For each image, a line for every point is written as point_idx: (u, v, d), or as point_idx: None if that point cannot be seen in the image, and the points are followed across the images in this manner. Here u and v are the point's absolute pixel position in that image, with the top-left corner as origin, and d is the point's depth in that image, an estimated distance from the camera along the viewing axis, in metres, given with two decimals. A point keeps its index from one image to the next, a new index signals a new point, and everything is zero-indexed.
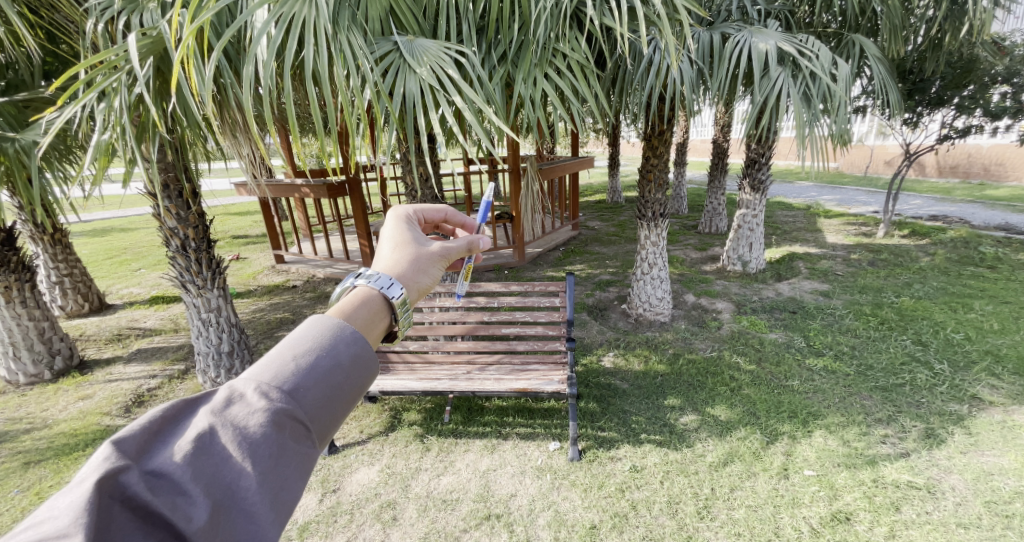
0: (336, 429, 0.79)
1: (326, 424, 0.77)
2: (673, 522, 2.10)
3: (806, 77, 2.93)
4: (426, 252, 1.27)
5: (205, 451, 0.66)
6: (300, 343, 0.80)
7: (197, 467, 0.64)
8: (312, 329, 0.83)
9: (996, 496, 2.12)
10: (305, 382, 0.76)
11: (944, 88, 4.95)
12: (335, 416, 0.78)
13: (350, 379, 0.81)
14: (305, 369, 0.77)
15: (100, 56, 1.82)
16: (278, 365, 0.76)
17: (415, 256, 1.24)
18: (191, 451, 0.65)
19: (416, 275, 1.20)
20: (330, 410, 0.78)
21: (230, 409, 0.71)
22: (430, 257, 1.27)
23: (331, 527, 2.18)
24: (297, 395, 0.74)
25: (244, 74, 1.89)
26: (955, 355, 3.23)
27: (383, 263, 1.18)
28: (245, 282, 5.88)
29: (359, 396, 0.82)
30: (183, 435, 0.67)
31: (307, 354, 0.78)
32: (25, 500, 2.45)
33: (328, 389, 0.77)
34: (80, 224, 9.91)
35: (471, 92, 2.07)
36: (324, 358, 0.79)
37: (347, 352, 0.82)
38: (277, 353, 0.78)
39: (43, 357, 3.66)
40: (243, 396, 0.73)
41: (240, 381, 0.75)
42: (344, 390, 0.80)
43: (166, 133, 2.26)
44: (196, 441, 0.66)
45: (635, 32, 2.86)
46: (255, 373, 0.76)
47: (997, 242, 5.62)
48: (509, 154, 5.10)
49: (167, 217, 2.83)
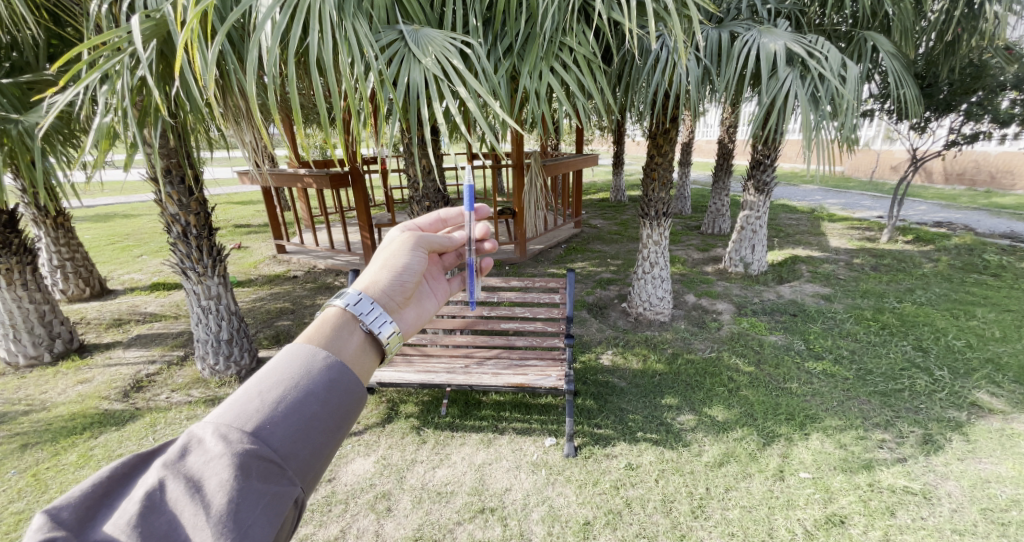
0: (309, 462, 0.81)
1: (297, 457, 0.79)
2: (666, 520, 2.10)
3: (814, 79, 2.90)
4: (390, 251, 1.33)
5: (157, 506, 0.70)
6: (265, 378, 0.84)
7: (148, 524, 0.67)
8: (280, 361, 0.87)
9: (992, 504, 2.11)
10: (269, 420, 0.79)
11: (953, 94, 4.88)
12: (307, 448, 0.81)
13: (324, 408, 0.84)
14: (269, 407, 0.80)
15: (103, 37, 1.81)
16: (243, 405, 0.80)
17: (378, 260, 1.31)
18: (142, 508, 0.69)
19: (377, 276, 1.26)
20: (301, 442, 0.80)
21: (185, 459, 0.75)
22: (394, 257, 1.31)
23: (325, 516, 2.19)
24: (260, 434, 0.78)
25: (249, 60, 1.88)
26: (955, 361, 3.21)
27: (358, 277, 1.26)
28: (246, 271, 5.88)
29: (334, 423, 0.85)
30: (135, 491, 0.71)
31: (271, 390, 0.82)
32: (21, 481, 2.47)
33: (296, 422, 0.80)
34: (82, 210, 9.95)
35: (476, 84, 2.05)
36: (293, 392, 0.83)
37: (320, 381, 0.86)
38: (240, 394, 0.82)
39: (43, 340, 3.67)
40: (202, 443, 0.76)
41: (202, 425, 0.79)
42: (318, 420, 0.83)
43: (168, 118, 2.24)
44: (146, 498, 0.70)
45: (644, 28, 2.83)
46: (216, 417, 0.80)
47: (1002, 250, 5.59)
48: (513, 148, 5.07)
49: (169, 203, 2.83)
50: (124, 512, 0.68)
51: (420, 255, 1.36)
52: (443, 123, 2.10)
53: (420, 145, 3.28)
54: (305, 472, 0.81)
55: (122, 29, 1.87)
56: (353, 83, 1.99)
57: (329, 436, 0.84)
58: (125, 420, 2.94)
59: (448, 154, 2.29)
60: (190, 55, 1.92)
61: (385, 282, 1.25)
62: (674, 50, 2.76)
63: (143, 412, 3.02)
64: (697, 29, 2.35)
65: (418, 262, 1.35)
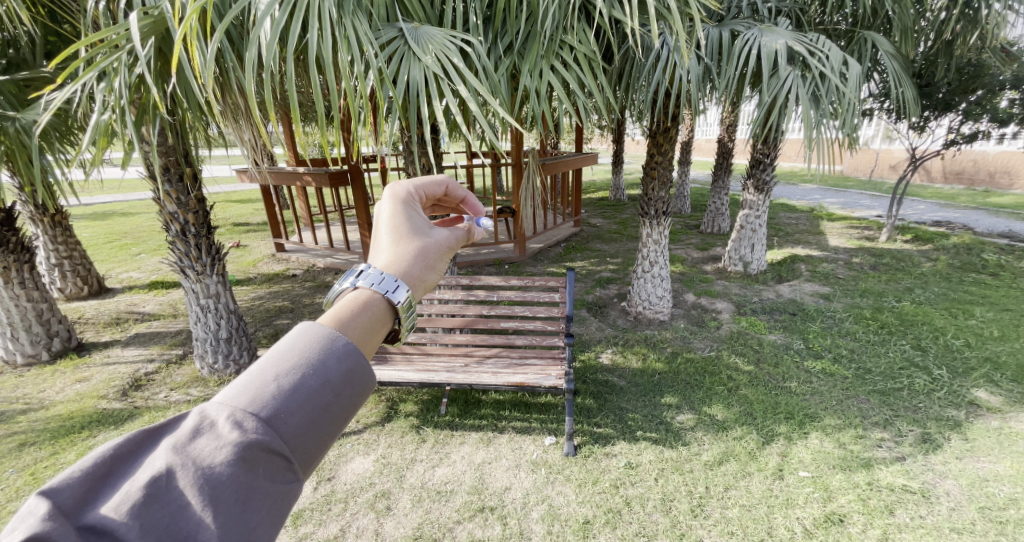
0: (317, 454, 0.81)
1: (306, 449, 0.79)
2: (666, 519, 2.11)
3: (816, 78, 2.90)
4: (431, 247, 1.25)
5: (162, 493, 0.68)
6: (281, 362, 0.82)
7: (153, 511, 0.65)
8: (300, 343, 0.86)
9: (990, 502, 2.12)
10: (285, 409, 0.78)
11: (952, 93, 4.89)
12: (317, 439, 0.81)
13: (337, 398, 0.84)
14: (286, 394, 0.79)
15: (101, 34, 1.80)
16: (259, 388, 0.79)
17: (422, 255, 1.21)
18: (146, 493, 0.66)
19: (426, 277, 1.19)
20: (311, 434, 0.80)
21: (195, 442, 0.73)
22: (428, 250, 1.23)
23: (324, 515, 2.19)
24: (275, 422, 0.76)
25: (247, 58, 1.86)
26: (953, 361, 3.22)
27: (385, 258, 1.15)
28: (245, 270, 5.87)
29: (345, 414, 0.85)
30: (141, 475, 0.69)
31: (288, 375, 0.81)
32: (20, 480, 2.46)
33: (311, 412, 0.80)
34: (79, 208, 9.92)
35: (476, 82, 2.03)
36: (310, 379, 0.82)
37: (337, 370, 0.85)
38: (254, 376, 0.79)
39: (41, 339, 3.66)
40: (213, 426, 0.75)
41: (212, 407, 0.77)
42: (331, 410, 0.83)
43: (166, 116, 2.23)
44: (153, 483, 0.68)
45: (645, 27, 2.83)
46: (228, 399, 0.78)
47: (1001, 250, 5.59)
48: (513, 147, 5.06)
49: (167, 201, 2.82)
50: (125, 497, 0.66)
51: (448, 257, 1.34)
52: (443, 121, 2.09)
53: (419, 144, 3.27)
54: (311, 463, 0.81)
55: (120, 27, 1.85)
56: (352, 81, 1.97)
57: (339, 427, 0.84)
58: (124, 419, 2.93)
59: (447, 154, 2.27)
60: (189, 51, 1.91)
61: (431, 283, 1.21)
62: (675, 49, 2.76)
63: (142, 411, 3.02)
64: (697, 28, 2.34)
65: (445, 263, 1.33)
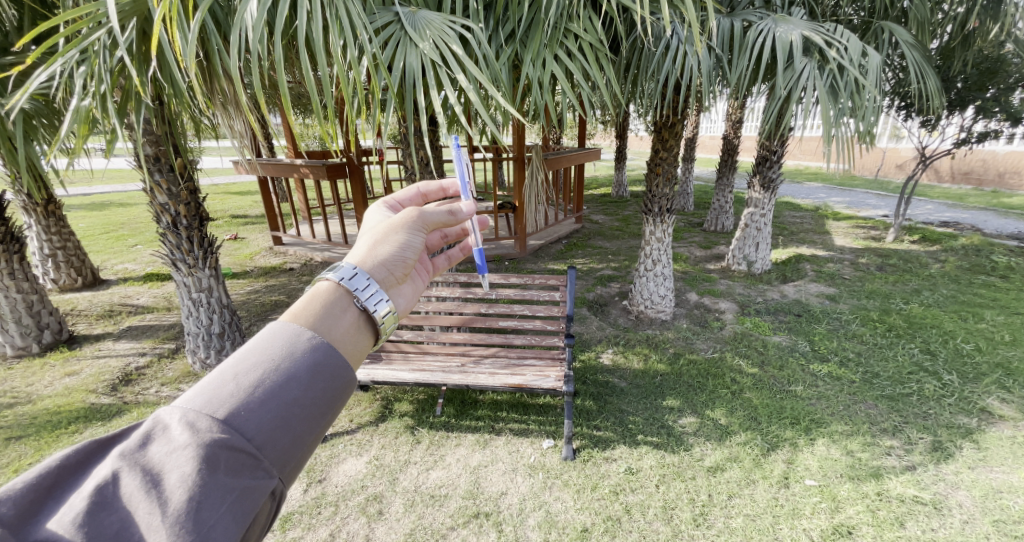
0: (287, 452, 0.75)
1: (274, 446, 0.74)
2: (667, 528, 2.03)
3: (833, 70, 2.78)
4: (388, 224, 1.21)
5: (107, 503, 0.63)
6: (242, 361, 0.78)
7: (95, 523, 0.61)
8: (265, 339, 0.81)
9: (1005, 515, 2.04)
10: (244, 406, 0.73)
11: (967, 90, 4.76)
12: (287, 436, 0.75)
13: (308, 393, 0.78)
14: (246, 390, 0.74)
15: (79, 12, 1.66)
16: (218, 387, 0.74)
17: (376, 232, 1.19)
18: (91, 505, 0.62)
19: (376, 249, 1.15)
20: (279, 431, 0.74)
21: (147, 449, 0.69)
22: (391, 230, 1.19)
23: (314, 519, 2.12)
24: (235, 421, 0.71)
25: (233, 38, 1.74)
26: (964, 366, 3.13)
27: (355, 251, 1.11)
28: (241, 263, 5.79)
29: (318, 409, 0.79)
30: (86, 486, 0.64)
31: (248, 372, 0.76)
32: (2, 477, 2.39)
33: (275, 408, 0.74)
34: (76, 198, 9.81)
35: (476, 71, 1.91)
36: (275, 374, 0.77)
37: (305, 364, 0.79)
38: (216, 376, 0.75)
39: (31, 331, 3.58)
40: (167, 430, 0.70)
41: (168, 411, 0.73)
42: (300, 406, 0.77)
43: (149, 103, 2.12)
44: (96, 493, 0.63)
45: (655, 14, 2.71)
46: (186, 402, 0.74)
47: (1010, 251, 5.50)
48: (515, 139, 4.93)
49: (157, 192, 2.72)
50: (70, 509, 0.62)
51: (421, 231, 1.24)
52: (441, 113, 1.96)
53: (417, 135, 3.15)
54: (282, 461, 0.75)
55: (100, 4, 1.76)
56: (345, 68, 1.85)
57: (312, 423, 0.78)
58: (112, 415, 2.85)
59: (446, 148, 2.14)
60: (169, 31, 1.79)
61: (384, 255, 1.14)
62: (686, 39, 2.66)
63: (132, 407, 2.94)
64: (710, 17, 2.18)
65: (418, 237, 1.23)
